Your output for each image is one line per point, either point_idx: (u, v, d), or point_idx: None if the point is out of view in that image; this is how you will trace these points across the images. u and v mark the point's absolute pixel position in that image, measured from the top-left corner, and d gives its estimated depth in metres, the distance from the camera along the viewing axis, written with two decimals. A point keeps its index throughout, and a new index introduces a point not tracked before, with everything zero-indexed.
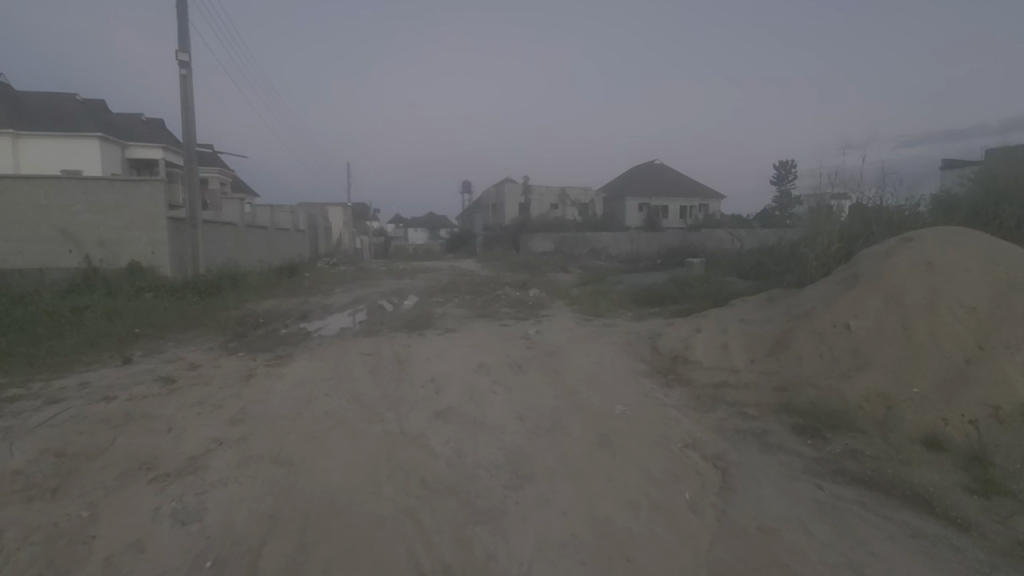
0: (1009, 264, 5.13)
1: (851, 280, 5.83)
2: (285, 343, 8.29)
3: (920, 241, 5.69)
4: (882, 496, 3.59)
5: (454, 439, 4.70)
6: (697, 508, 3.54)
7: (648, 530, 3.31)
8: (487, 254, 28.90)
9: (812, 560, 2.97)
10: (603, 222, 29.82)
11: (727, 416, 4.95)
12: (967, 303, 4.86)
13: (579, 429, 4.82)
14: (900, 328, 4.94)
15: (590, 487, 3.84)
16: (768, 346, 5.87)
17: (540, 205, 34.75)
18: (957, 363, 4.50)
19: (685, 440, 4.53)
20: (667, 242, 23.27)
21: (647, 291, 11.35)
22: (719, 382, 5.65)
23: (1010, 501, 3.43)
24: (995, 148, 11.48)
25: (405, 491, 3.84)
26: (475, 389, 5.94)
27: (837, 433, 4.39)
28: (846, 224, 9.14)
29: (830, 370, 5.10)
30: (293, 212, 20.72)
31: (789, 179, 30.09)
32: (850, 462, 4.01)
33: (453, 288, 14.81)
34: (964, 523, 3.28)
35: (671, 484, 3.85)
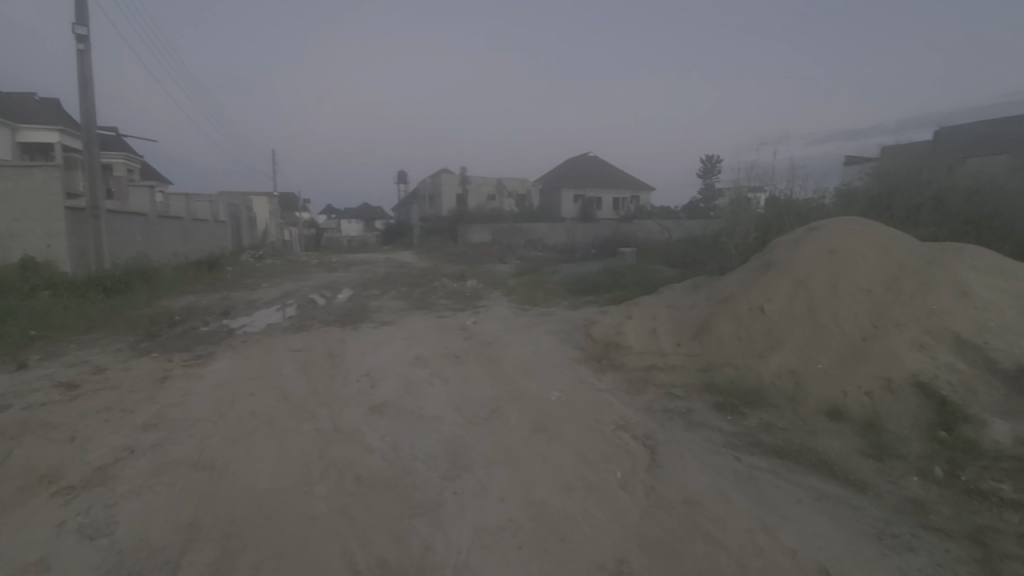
0: (899, 248, 5.66)
1: (765, 267, 6.27)
2: (205, 342, 7.76)
3: (824, 229, 6.18)
4: (792, 464, 3.92)
5: (390, 433, 4.62)
6: (628, 486, 3.70)
7: (582, 510, 3.42)
8: (424, 245, 28.50)
9: (731, 525, 3.19)
10: (540, 214, 30.23)
11: (656, 398, 5.21)
12: (864, 285, 5.31)
13: (516, 417, 4.88)
14: (807, 310, 5.36)
15: (526, 472, 3.91)
16: (692, 330, 6.22)
17: (477, 195, 34.12)
18: (856, 340, 4.95)
19: (617, 422, 4.72)
20: (601, 233, 23.89)
21: (582, 281, 11.62)
22: (648, 365, 5.93)
23: (899, 463, 3.84)
24: (889, 147, 12.68)
25: (338, 489, 3.73)
26: (412, 381, 5.87)
27: (753, 409, 4.74)
28: (762, 214, 9.93)
29: (747, 351, 5.48)
30: (211, 202, 19.36)
31: (713, 172, 31.87)
32: (765, 434, 4.35)
33: (388, 280, 14.47)
34: (861, 485, 3.65)
35: (604, 464, 4.00)
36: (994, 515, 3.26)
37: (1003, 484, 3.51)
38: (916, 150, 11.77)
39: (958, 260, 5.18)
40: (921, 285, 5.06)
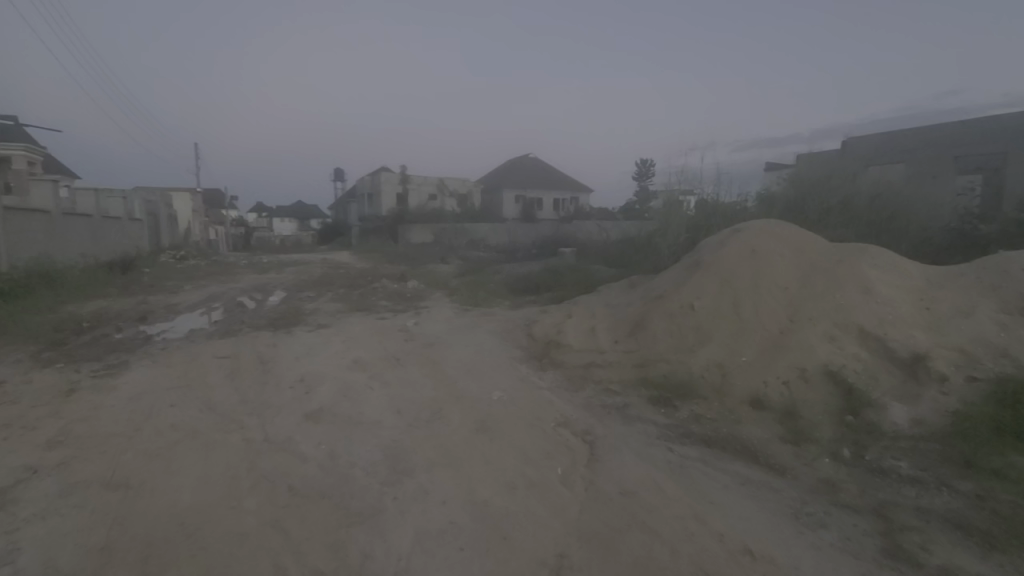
0: (812, 247, 6.11)
1: (695, 266, 6.59)
2: (118, 350, 7.14)
3: (747, 230, 6.58)
4: (719, 452, 4.15)
5: (326, 440, 4.46)
6: (568, 482, 3.77)
7: (523, 508, 3.45)
8: (362, 245, 27.70)
9: (665, 513, 3.32)
10: (481, 214, 30.24)
11: (594, 394, 5.36)
12: (782, 281, 5.70)
13: (457, 418, 4.85)
14: (732, 306, 5.69)
15: (468, 473, 3.89)
16: (628, 328, 6.45)
17: (418, 195, 33.46)
18: (775, 333, 5.30)
19: (558, 419, 4.80)
20: (542, 233, 24.24)
21: (523, 281, 11.73)
22: (588, 363, 6.09)
23: (813, 447, 4.16)
24: (803, 155, 13.74)
25: (270, 502, 3.56)
26: (350, 385, 5.69)
27: (685, 401, 4.98)
28: (692, 216, 10.46)
29: (679, 346, 5.74)
30: (125, 199, 17.84)
31: (648, 176, 33.18)
32: (695, 425, 4.58)
33: (324, 282, 13.95)
34: (780, 468, 3.92)
35: (544, 461, 4.06)
36: (892, 489, 3.59)
37: (900, 461, 3.88)
38: (827, 160, 12.83)
39: (862, 259, 5.67)
40: (831, 281, 5.50)
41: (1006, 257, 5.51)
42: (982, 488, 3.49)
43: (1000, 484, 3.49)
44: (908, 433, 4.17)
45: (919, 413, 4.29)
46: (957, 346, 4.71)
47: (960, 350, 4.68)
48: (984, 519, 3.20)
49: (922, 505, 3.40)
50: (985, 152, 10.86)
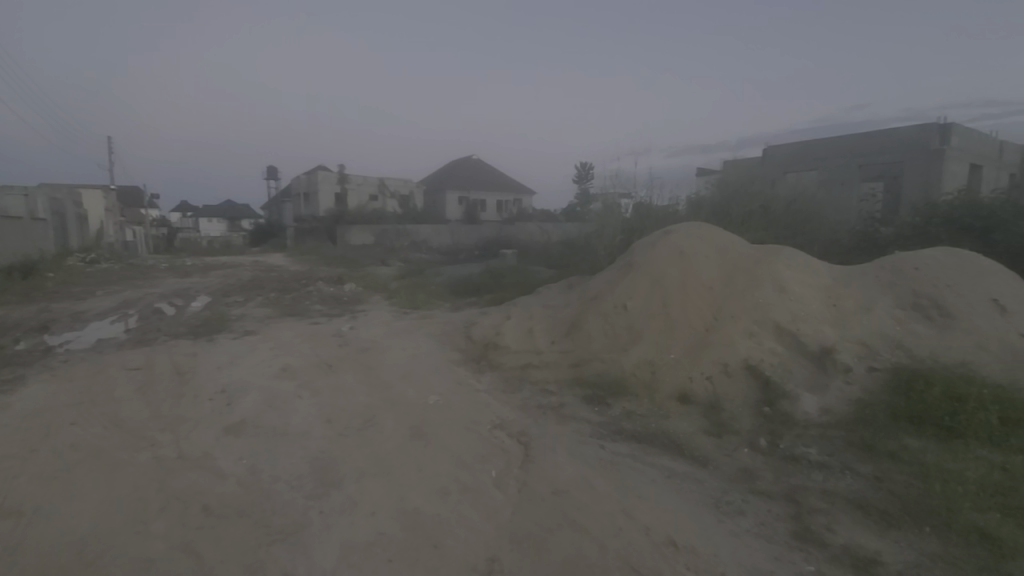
0: (735, 248, 6.44)
1: (628, 267, 6.79)
2: (11, 364, 6.42)
3: (676, 232, 6.84)
4: (648, 447, 4.28)
5: (248, 455, 4.21)
6: (501, 484, 3.76)
7: (456, 513, 3.40)
8: (299, 247, 26.54)
9: (595, 511, 3.37)
10: (424, 215, 29.81)
11: (530, 395, 5.40)
12: (707, 281, 5.96)
13: (391, 425, 4.73)
14: (662, 305, 5.89)
15: (400, 480, 3.79)
16: (565, 328, 6.55)
17: (357, 196, 32.16)
18: (700, 331, 5.54)
19: (493, 421, 4.79)
20: (485, 234, 24.27)
21: (464, 283, 11.65)
22: (525, 364, 6.13)
23: (734, 438, 4.38)
24: (729, 161, 14.53)
25: (183, 524, 3.30)
26: (276, 395, 5.40)
27: (617, 399, 5.11)
28: (627, 219, 10.78)
29: (612, 345, 5.89)
30: (25, 196, 16.15)
31: (587, 178, 33.98)
32: (626, 422, 4.71)
33: (254, 285, 13.22)
34: (704, 460, 4.09)
35: (479, 464, 4.03)
36: (803, 475, 3.84)
37: (810, 448, 4.15)
38: (750, 166, 13.62)
39: (778, 259, 6.04)
40: (750, 280, 5.81)
41: (901, 256, 6.03)
42: (880, 469, 3.79)
43: (895, 464, 3.81)
44: (817, 421, 4.48)
45: (828, 403, 4.61)
46: (860, 339, 5.12)
47: (862, 343, 5.08)
48: (881, 498, 3.48)
49: (828, 488, 3.65)
50: (885, 162, 11.91)
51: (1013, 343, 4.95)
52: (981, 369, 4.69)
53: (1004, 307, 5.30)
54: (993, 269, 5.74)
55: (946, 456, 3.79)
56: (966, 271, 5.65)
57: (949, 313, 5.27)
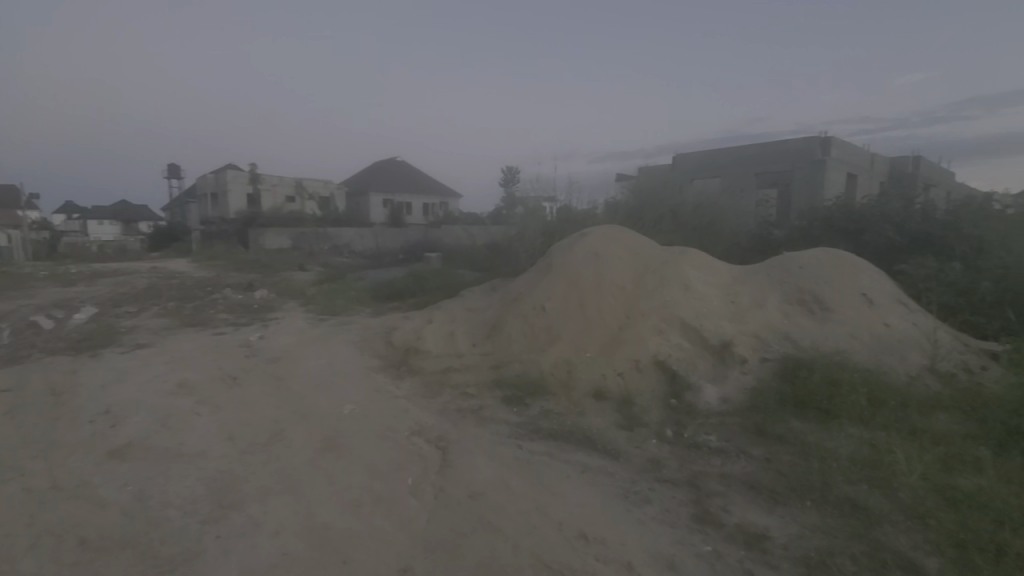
0: (645, 249, 6.75)
1: (546, 268, 6.93)
2: None
3: (591, 233, 7.06)
4: (564, 444, 4.39)
5: (135, 480, 3.82)
6: (417, 492, 3.69)
7: (368, 525, 3.29)
8: (206, 251, 24.59)
9: (510, 511, 3.39)
10: (346, 218, 28.74)
11: (450, 399, 5.36)
12: (619, 281, 6.20)
13: (301, 438, 4.49)
14: (578, 304, 6.05)
15: (309, 496, 3.61)
16: (486, 330, 6.57)
17: (272, 197, 30.38)
18: (614, 329, 5.76)
19: (411, 428, 4.70)
20: (410, 238, 23.85)
21: (386, 287, 11.35)
22: (446, 368, 6.08)
23: (644, 430, 4.60)
24: (644, 167, 15.32)
25: (52, 563, 2.93)
26: (172, 412, 4.96)
27: (536, 399, 5.20)
28: (550, 223, 11.05)
29: (531, 346, 5.98)
30: None
31: (513, 182, 34.43)
32: (544, 421, 4.80)
33: (151, 294, 12.07)
34: (615, 453, 4.26)
35: (394, 473, 3.93)
36: (704, 461, 4.11)
37: (710, 435, 4.45)
38: (662, 172, 14.46)
39: (684, 260, 6.42)
40: (659, 280, 6.13)
41: (789, 256, 6.62)
42: (770, 451, 4.13)
43: (782, 446, 4.16)
44: (717, 410, 4.81)
45: (726, 393, 4.97)
46: (754, 332, 5.57)
47: (756, 336, 5.52)
48: (770, 478, 3.78)
49: (726, 472, 3.93)
50: (777, 171, 13.10)
51: (878, 332, 5.61)
52: (854, 356, 5.27)
53: (872, 301, 5.98)
54: (862, 268, 6.46)
55: (825, 435, 4.20)
56: (842, 269, 6.31)
57: (828, 307, 5.86)
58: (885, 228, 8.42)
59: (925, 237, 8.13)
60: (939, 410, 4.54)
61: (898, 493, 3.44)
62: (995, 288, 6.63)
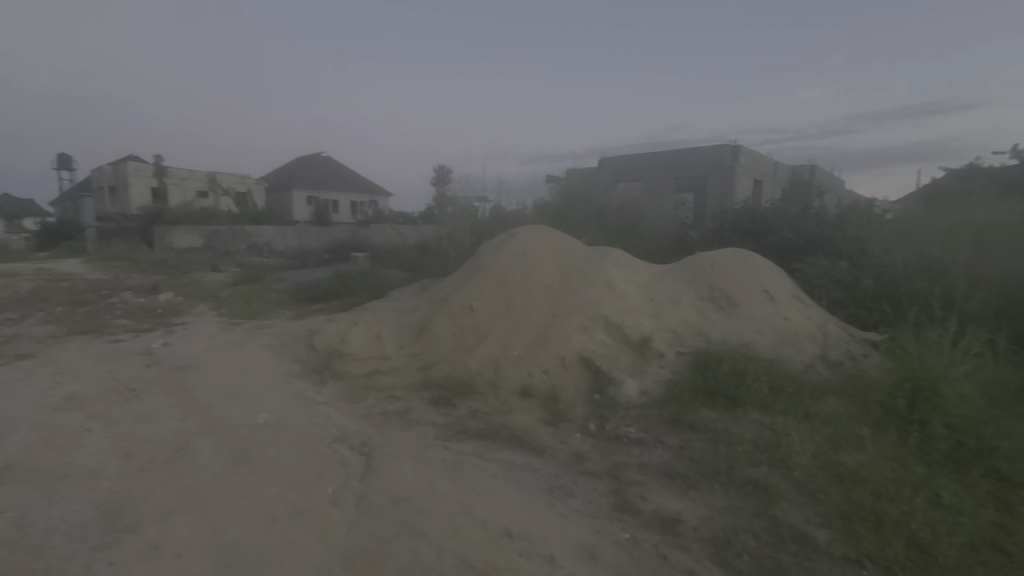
0: (571, 248, 6.91)
1: (475, 268, 6.92)
2: None
3: (519, 233, 7.13)
4: (491, 443, 4.40)
5: (7, 509, 3.38)
6: (338, 500, 3.55)
7: (283, 539, 3.13)
8: (102, 250, 22.24)
9: (434, 514, 3.35)
10: (266, 216, 27.13)
11: (375, 403, 5.21)
12: (546, 279, 6.30)
13: (210, 451, 4.19)
14: (506, 304, 6.09)
15: (218, 512, 3.37)
16: (413, 331, 6.45)
17: (181, 191, 28.04)
18: (541, 327, 5.86)
19: (333, 434, 4.52)
20: (336, 237, 22.96)
21: (309, 288, 10.85)
22: (371, 371, 5.91)
23: (568, 426, 4.72)
24: (571, 169, 15.73)
25: None
26: (56, 430, 4.44)
27: (463, 399, 5.18)
28: (480, 223, 11.10)
29: (459, 346, 5.94)
30: None
31: (444, 181, 34.08)
32: (471, 421, 4.79)
33: (33, 298, 10.74)
34: (541, 449, 4.33)
35: (313, 482, 3.76)
36: (624, 452, 4.28)
37: (630, 427, 4.64)
38: (588, 175, 14.93)
39: (607, 260, 6.65)
40: (584, 278, 6.31)
41: (702, 256, 7.05)
42: (683, 439, 4.38)
43: (694, 433, 4.43)
44: (637, 403, 5.03)
45: (645, 386, 5.21)
46: (671, 328, 5.88)
47: (673, 331, 5.84)
48: (683, 465, 4.01)
49: (644, 461, 4.12)
50: (692, 176, 13.93)
51: (778, 325, 6.12)
52: (757, 348, 5.71)
53: (773, 297, 6.51)
54: (766, 267, 7.01)
55: (732, 422, 4.51)
56: (747, 268, 6.82)
57: (735, 303, 6.30)
58: (785, 231, 9.20)
59: (819, 238, 8.99)
60: (828, 394, 5.03)
61: (794, 473, 3.77)
62: (874, 284, 7.47)
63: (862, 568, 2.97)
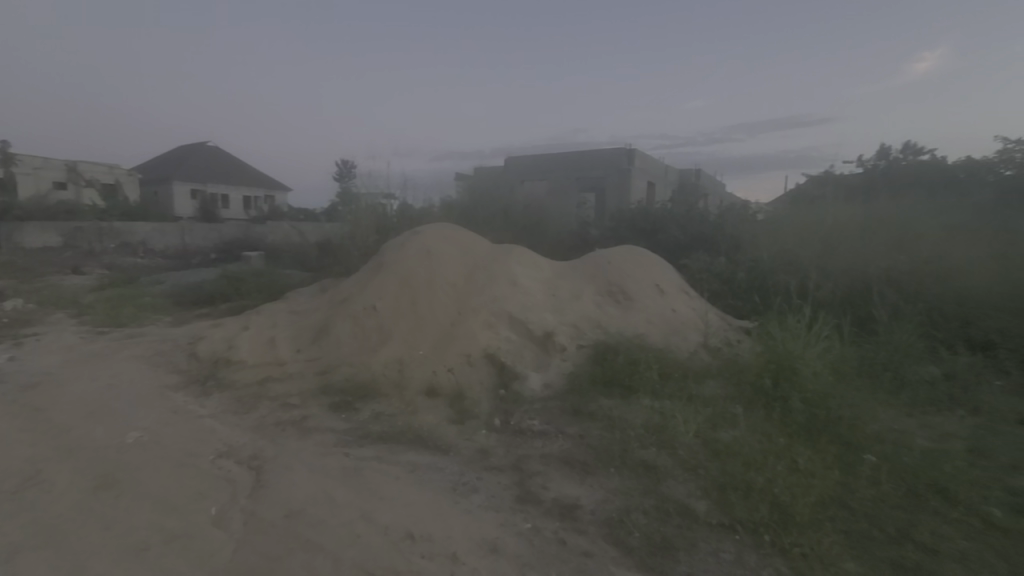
0: (477, 246, 6.91)
1: (377, 267, 6.70)
2: None
3: (424, 231, 7.00)
4: (394, 446, 4.30)
5: None
6: (222, 521, 3.28)
7: (155, 570, 2.82)
8: None
9: (331, 524, 3.20)
10: (141, 211, 24.27)
11: (268, 413, 4.87)
12: (452, 278, 6.26)
13: (66, 479, 3.67)
14: (411, 303, 5.96)
15: (74, 548, 2.96)
16: (311, 335, 6.12)
17: (31, 182, 24.14)
18: (447, 325, 5.81)
19: (219, 450, 4.16)
20: (227, 235, 21.14)
21: (193, 292, 9.89)
22: (263, 379, 5.52)
23: (474, 423, 4.75)
24: (479, 167, 15.82)
25: None
26: None
27: (365, 403, 5.01)
28: (386, 220, 10.80)
29: (361, 347, 5.73)
30: None
31: (348, 177, 32.65)
32: (374, 425, 4.65)
33: None
34: (446, 448, 4.31)
35: (194, 503, 3.44)
36: (527, 444, 4.39)
37: (534, 419, 4.77)
38: (495, 173, 15.11)
39: (511, 257, 6.76)
40: (488, 276, 6.35)
41: (601, 253, 7.41)
42: (582, 428, 4.58)
43: (593, 422, 4.65)
44: (540, 396, 5.17)
45: (548, 379, 5.38)
46: (572, 322, 6.12)
47: (574, 325, 6.08)
48: (583, 453, 4.19)
49: (546, 452, 4.25)
50: (593, 177, 14.61)
51: (668, 317, 6.61)
52: (649, 339, 6.13)
53: (664, 291, 7.02)
54: (657, 263, 7.54)
55: (626, 409, 4.81)
56: (641, 264, 7.28)
57: (630, 297, 6.71)
58: (674, 229, 9.98)
59: (702, 236, 9.85)
60: (710, 377, 5.53)
61: (679, 451, 4.10)
62: (747, 277, 8.33)
63: (734, 532, 3.30)
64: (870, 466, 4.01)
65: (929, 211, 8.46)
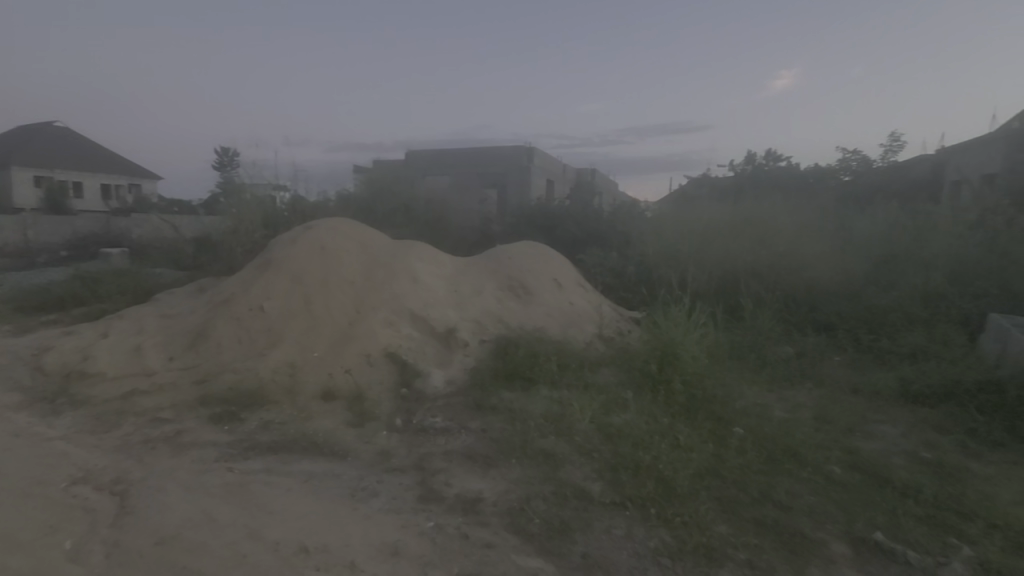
0: (375, 241, 6.65)
1: (265, 264, 6.21)
2: None
3: (317, 225, 6.59)
4: (286, 456, 4.04)
5: None
6: (76, 557, 2.87)
7: None
8: None
9: (213, 547, 2.93)
10: None
11: (135, 430, 4.33)
12: (348, 275, 5.97)
13: None
14: (303, 302, 5.61)
15: None
16: (186, 340, 5.52)
17: None
18: (343, 324, 5.55)
19: (71, 476, 3.62)
20: (82, 229, 18.26)
21: (36, 296, 8.48)
22: (127, 392, 4.89)
23: (374, 424, 4.60)
24: (377, 161, 15.30)
25: None
26: None
27: (252, 412, 4.64)
28: (276, 213, 10.08)
29: (246, 352, 5.29)
30: None
31: (231, 166, 29.85)
32: (262, 435, 4.33)
33: None
34: (343, 453, 4.13)
35: (39, 540, 2.97)
36: (430, 442, 4.35)
37: (436, 416, 4.73)
38: (394, 167, 14.69)
39: (411, 253, 6.61)
40: (388, 273, 6.15)
41: (502, 249, 7.52)
42: (485, 421, 4.64)
43: (495, 415, 4.72)
44: (443, 392, 5.14)
45: (450, 375, 5.36)
46: (474, 318, 6.15)
47: (476, 321, 6.11)
48: (485, 446, 4.24)
49: (448, 448, 4.24)
50: (495, 173, 14.75)
51: (565, 310, 6.88)
52: (548, 331, 6.34)
53: (562, 285, 7.29)
54: (556, 258, 7.81)
55: (527, 401, 4.94)
56: (540, 260, 7.49)
57: (530, 291, 6.89)
58: (570, 226, 10.43)
59: (597, 232, 10.39)
60: (603, 366, 5.86)
61: (575, 437, 4.30)
62: (636, 271, 8.94)
63: (625, 509, 3.55)
64: (738, 437, 4.51)
65: (785, 210, 9.66)
